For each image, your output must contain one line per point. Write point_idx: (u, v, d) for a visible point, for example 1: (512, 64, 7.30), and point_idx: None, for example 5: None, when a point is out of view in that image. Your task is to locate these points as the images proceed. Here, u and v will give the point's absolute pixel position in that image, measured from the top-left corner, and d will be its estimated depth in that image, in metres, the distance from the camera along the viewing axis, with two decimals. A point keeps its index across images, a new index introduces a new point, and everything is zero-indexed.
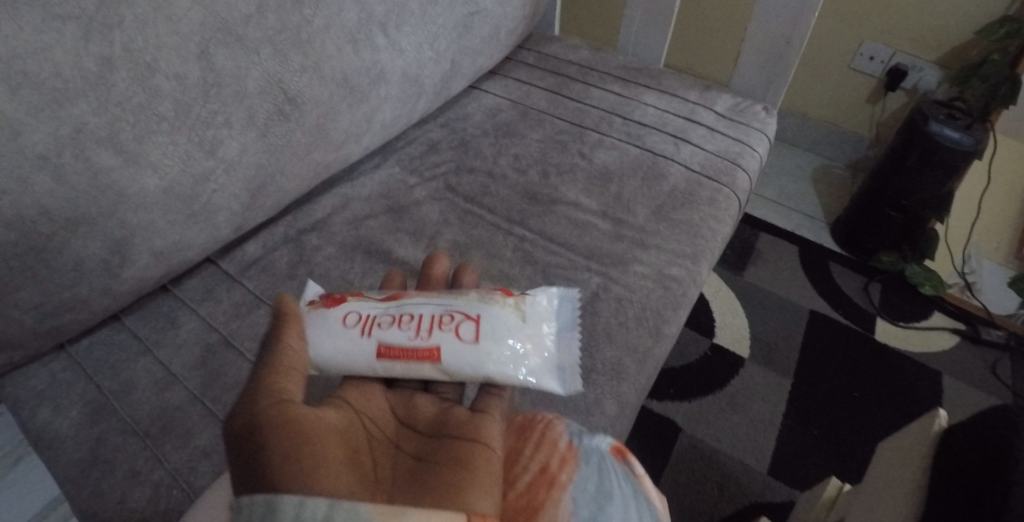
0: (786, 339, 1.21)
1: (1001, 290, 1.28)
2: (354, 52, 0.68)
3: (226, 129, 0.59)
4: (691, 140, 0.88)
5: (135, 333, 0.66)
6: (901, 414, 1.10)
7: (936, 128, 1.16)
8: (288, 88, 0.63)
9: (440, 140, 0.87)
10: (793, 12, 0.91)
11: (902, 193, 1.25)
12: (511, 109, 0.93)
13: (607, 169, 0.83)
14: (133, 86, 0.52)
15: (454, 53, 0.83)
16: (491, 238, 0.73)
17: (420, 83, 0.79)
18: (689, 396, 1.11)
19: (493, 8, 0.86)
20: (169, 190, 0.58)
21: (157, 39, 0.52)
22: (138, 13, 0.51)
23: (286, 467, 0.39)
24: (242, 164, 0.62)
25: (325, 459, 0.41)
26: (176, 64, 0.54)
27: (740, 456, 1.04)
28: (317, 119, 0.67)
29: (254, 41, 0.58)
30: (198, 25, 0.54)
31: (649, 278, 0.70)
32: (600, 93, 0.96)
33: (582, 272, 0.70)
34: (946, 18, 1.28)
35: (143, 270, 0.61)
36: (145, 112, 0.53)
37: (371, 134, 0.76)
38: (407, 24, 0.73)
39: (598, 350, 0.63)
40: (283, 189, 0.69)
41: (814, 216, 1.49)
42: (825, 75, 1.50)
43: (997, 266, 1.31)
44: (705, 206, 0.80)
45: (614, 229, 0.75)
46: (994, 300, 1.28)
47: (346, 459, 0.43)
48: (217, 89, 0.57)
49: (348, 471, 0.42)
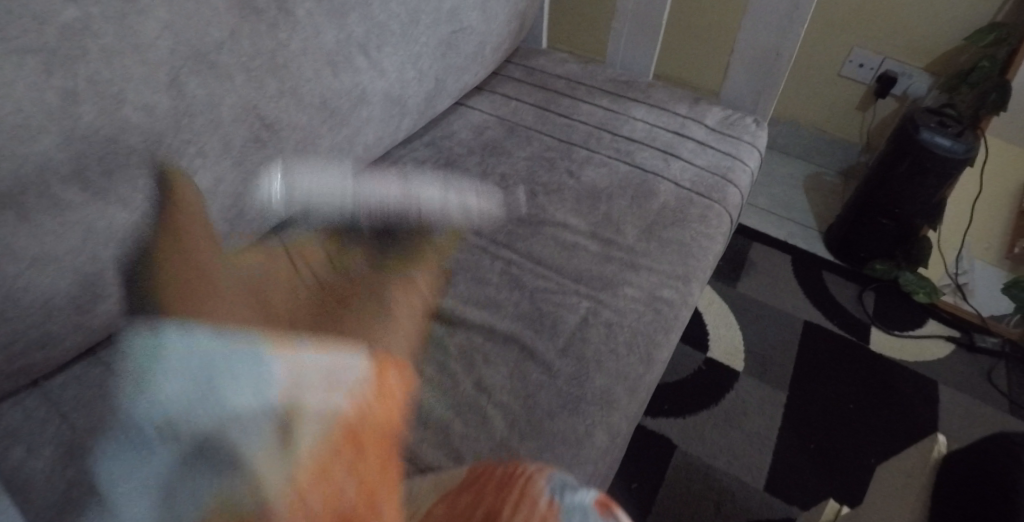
0: (780, 351, 1.20)
1: (991, 293, 1.28)
2: (332, 76, 0.67)
3: (200, 159, 0.58)
4: (681, 155, 0.87)
5: (111, 368, 0.64)
6: (898, 426, 1.09)
7: (928, 137, 1.14)
8: (264, 114, 0.62)
9: (425, 159, 0.86)
10: (781, 24, 0.90)
11: (894, 201, 1.24)
12: (498, 125, 0.91)
13: (596, 188, 0.81)
14: (101, 119, 0.50)
15: (437, 71, 0.81)
16: (477, 262, 0.72)
17: (402, 103, 0.78)
18: (683, 411, 1.10)
19: (477, 25, 0.85)
20: (141, 224, 0.56)
21: (125, 70, 0.50)
22: (103, 44, 0.48)
23: (181, 304, 0.54)
24: (219, 193, 0.62)
25: (218, 302, 0.56)
26: (146, 94, 0.52)
27: (736, 473, 1.02)
28: (295, 145, 0.67)
29: (229, 67, 0.57)
30: (168, 54, 0.53)
31: (640, 301, 0.69)
32: (588, 108, 0.94)
33: (571, 296, 0.69)
34: (935, 25, 1.28)
35: (118, 306, 0.59)
36: (114, 146, 0.52)
37: (353, 156, 0.75)
38: (388, 44, 0.72)
39: (588, 378, 0.62)
40: (262, 215, 0.68)
41: (807, 225, 1.48)
42: (815, 82, 1.49)
43: (988, 269, 1.30)
44: (696, 224, 0.78)
45: (603, 250, 0.74)
46: (984, 304, 1.27)
47: (243, 303, 0.58)
48: (189, 119, 0.56)
49: (245, 310, 0.58)
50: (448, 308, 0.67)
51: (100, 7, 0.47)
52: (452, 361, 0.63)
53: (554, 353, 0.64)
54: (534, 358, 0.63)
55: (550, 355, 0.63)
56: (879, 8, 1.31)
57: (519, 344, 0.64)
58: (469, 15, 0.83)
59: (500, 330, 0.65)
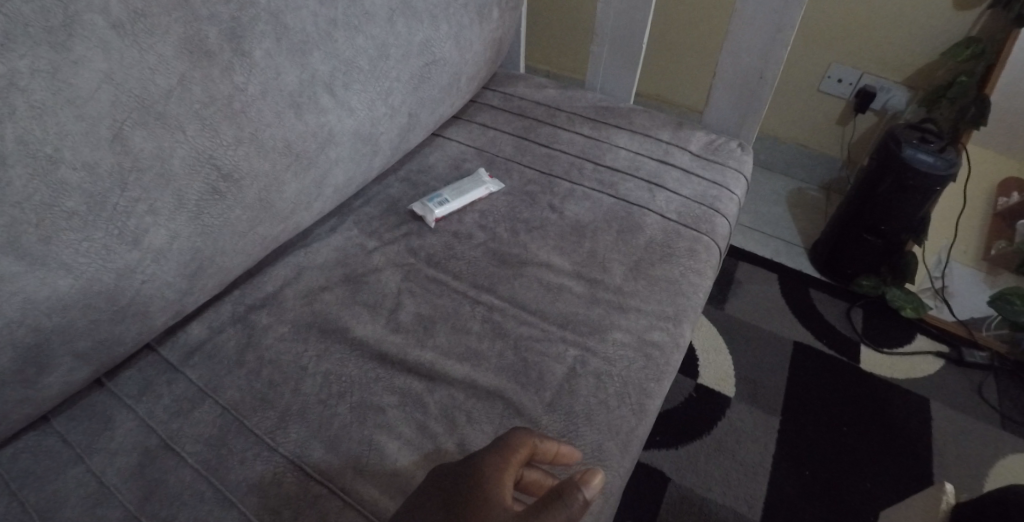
0: (772, 375, 1.17)
1: (970, 295, 1.28)
2: (296, 117, 0.63)
3: (151, 216, 0.54)
4: (666, 185, 0.84)
5: (64, 438, 0.56)
6: (893, 448, 1.07)
7: (910, 153, 1.12)
8: (221, 163, 0.58)
9: (400, 196, 0.82)
10: (762, 46, 0.88)
11: (879, 217, 1.21)
12: (476, 157, 0.88)
13: (579, 223, 0.78)
14: (34, 183, 0.47)
15: (411, 105, 0.78)
16: (457, 308, 0.68)
17: (374, 141, 0.74)
18: (677, 442, 1.07)
19: (452, 56, 0.81)
20: (87, 288, 0.52)
21: (60, 127, 0.47)
22: (34, 100, 0.46)
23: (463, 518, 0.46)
24: (174, 251, 0.57)
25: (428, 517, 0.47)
26: (86, 153, 0.49)
27: (733, 505, 0.99)
28: (258, 194, 0.62)
29: (178, 117, 0.54)
30: (109, 105, 0.50)
31: (630, 346, 0.65)
32: (569, 136, 0.91)
33: (558, 344, 0.65)
34: (911, 39, 1.27)
35: (67, 375, 0.54)
36: (51, 209, 0.48)
37: (323, 199, 0.71)
38: (356, 81, 0.68)
39: (578, 435, 0.58)
40: (224, 268, 0.63)
41: (792, 242, 1.46)
42: (794, 98, 1.49)
43: (966, 271, 1.30)
44: (684, 258, 0.75)
45: (590, 292, 0.70)
46: (964, 307, 1.27)
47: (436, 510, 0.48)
48: (137, 174, 0.52)
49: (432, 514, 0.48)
50: (428, 362, 0.63)
51: (27, 60, 0.45)
52: (432, 421, 0.58)
53: (542, 408, 0.60)
54: (522, 414, 0.59)
55: (537, 412, 0.59)
56: (855, 23, 1.30)
57: (504, 399, 0.60)
58: (441, 46, 0.79)
59: (483, 384, 0.61)
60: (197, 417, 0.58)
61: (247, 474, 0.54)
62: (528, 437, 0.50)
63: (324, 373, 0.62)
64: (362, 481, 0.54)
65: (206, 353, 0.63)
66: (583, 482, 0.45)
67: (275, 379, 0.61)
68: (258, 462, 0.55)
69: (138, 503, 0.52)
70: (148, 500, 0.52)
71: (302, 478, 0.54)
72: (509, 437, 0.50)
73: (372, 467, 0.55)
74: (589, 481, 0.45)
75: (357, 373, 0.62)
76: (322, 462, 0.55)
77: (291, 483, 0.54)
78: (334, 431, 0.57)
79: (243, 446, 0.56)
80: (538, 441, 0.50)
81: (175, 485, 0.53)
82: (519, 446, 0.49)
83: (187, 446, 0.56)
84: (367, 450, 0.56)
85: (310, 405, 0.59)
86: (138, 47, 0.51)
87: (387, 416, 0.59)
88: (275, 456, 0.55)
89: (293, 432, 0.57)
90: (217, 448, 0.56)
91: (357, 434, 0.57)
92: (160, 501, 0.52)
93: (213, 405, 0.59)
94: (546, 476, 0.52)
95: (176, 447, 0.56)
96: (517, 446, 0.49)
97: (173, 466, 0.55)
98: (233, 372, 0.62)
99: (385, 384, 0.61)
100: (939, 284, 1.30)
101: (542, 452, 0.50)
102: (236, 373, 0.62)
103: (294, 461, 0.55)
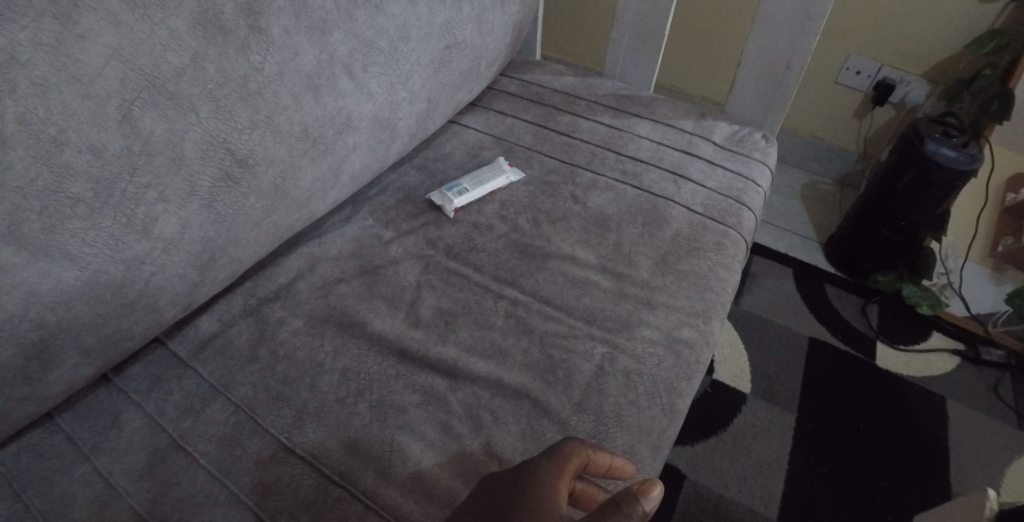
0: (788, 372, 1.15)
1: (981, 289, 1.23)
2: (314, 101, 0.60)
3: (162, 204, 0.52)
4: (691, 177, 0.81)
5: (70, 436, 0.54)
6: (912, 449, 1.05)
7: (932, 148, 1.08)
8: (235, 148, 0.55)
9: (417, 186, 0.79)
10: (792, 35, 0.84)
11: (899, 213, 1.18)
12: (495, 145, 0.85)
13: (604, 214, 0.75)
14: (36, 166, 0.44)
15: (430, 90, 0.75)
16: (479, 303, 0.65)
17: (392, 127, 0.71)
18: (693, 438, 1.05)
19: (473, 39, 0.78)
20: (94, 281, 0.49)
21: (65, 106, 0.45)
22: (36, 76, 0.43)
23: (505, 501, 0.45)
24: (185, 241, 0.54)
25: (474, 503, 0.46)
26: (92, 135, 0.47)
27: (748, 503, 0.97)
28: (274, 180, 0.60)
29: (191, 98, 0.51)
30: (117, 84, 0.47)
31: (658, 342, 0.63)
32: (589, 124, 0.88)
33: (584, 340, 0.62)
34: (933, 32, 1.24)
35: (72, 371, 0.51)
36: (55, 195, 0.45)
37: (338, 187, 0.68)
38: (375, 63, 0.65)
39: (608, 437, 0.55)
40: (237, 259, 0.61)
41: (806, 236, 1.44)
42: (812, 90, 1.45)
43: (977, 265, 1.25)
44: (712, 253, 0.72)
45: (616, 286, 0.68)
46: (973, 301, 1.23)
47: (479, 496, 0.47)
48: (148, 158, 0.50)
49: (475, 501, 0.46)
50: (451, 359, 0.60)
51: (30, 33, 0.43)
52: (456, 421, 0.56)
53: (570, 408, 0.57)
54: (549, 414, 0.56)
55: (566, 412, 0.57)
56: (876, 14, 1.27)
57: (530, 398, 0.58)
58: (463, 28, 0.76)
59: (508, 384, 0.58)
60: (208, 416, 0.55)
61: (261, 475, 0.51)
62: (581, 448, 0.48)
63: (342, 370, 0.59)
64: (383, 483, 0.51)
65: (218, 347, 0.60)
66: (641, 494, 0.43)
67: (291, 376, 0.58)
68: (274, 464, 0.52)
69: (148, 506, 0.49)
70: (159, 503, 0.50)
71: (321, 480, 0.51)
72: (565, 446, 0.48)
73: (394, 469, 0.52)
74: (647, 493, 0.43)
75: (377, 369, 0.59)
76: (342, 464, 0.52)
77: (309, 485, 0.51)
78: (354, 430, 0.54)
79: (257, 447, 0.53)
80: (591, 452, 0.48)
81: (187, 487, 0.51)
82: (571, 455, 0.47)
83: (199, 446, 0.53)
84: (388, 452, 0.53)
85: (328, 404, 0.56)
86: (148, 21, 0.48)
87: (409, 415, 0.56)
88: (292, 457, 0.53)
89: (310, 431, 0.54)
90: (230, 447, 0.53)
91: (378, 434, 0.54)
92: (171, 503, 0.50)
93: (226, 402, 0.56)
94: (598, 490, 0.50)
95: (188, 447, 0.53)
96: (570, 456, 0.48)
97: (184, 466, 0.52)
98: (246, 368, 0.59)
99: (406, 382, 0.58)
100: (944, 279, 1.26)
101: (594, 464, 0.49)
102: (249, 369, 0.59)
103: (313, 461, 0.52)
